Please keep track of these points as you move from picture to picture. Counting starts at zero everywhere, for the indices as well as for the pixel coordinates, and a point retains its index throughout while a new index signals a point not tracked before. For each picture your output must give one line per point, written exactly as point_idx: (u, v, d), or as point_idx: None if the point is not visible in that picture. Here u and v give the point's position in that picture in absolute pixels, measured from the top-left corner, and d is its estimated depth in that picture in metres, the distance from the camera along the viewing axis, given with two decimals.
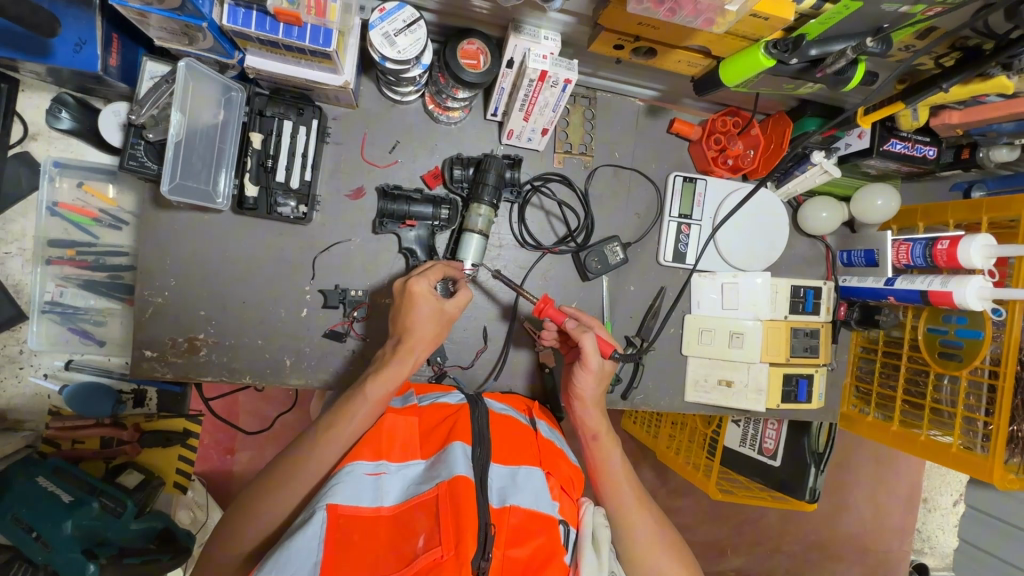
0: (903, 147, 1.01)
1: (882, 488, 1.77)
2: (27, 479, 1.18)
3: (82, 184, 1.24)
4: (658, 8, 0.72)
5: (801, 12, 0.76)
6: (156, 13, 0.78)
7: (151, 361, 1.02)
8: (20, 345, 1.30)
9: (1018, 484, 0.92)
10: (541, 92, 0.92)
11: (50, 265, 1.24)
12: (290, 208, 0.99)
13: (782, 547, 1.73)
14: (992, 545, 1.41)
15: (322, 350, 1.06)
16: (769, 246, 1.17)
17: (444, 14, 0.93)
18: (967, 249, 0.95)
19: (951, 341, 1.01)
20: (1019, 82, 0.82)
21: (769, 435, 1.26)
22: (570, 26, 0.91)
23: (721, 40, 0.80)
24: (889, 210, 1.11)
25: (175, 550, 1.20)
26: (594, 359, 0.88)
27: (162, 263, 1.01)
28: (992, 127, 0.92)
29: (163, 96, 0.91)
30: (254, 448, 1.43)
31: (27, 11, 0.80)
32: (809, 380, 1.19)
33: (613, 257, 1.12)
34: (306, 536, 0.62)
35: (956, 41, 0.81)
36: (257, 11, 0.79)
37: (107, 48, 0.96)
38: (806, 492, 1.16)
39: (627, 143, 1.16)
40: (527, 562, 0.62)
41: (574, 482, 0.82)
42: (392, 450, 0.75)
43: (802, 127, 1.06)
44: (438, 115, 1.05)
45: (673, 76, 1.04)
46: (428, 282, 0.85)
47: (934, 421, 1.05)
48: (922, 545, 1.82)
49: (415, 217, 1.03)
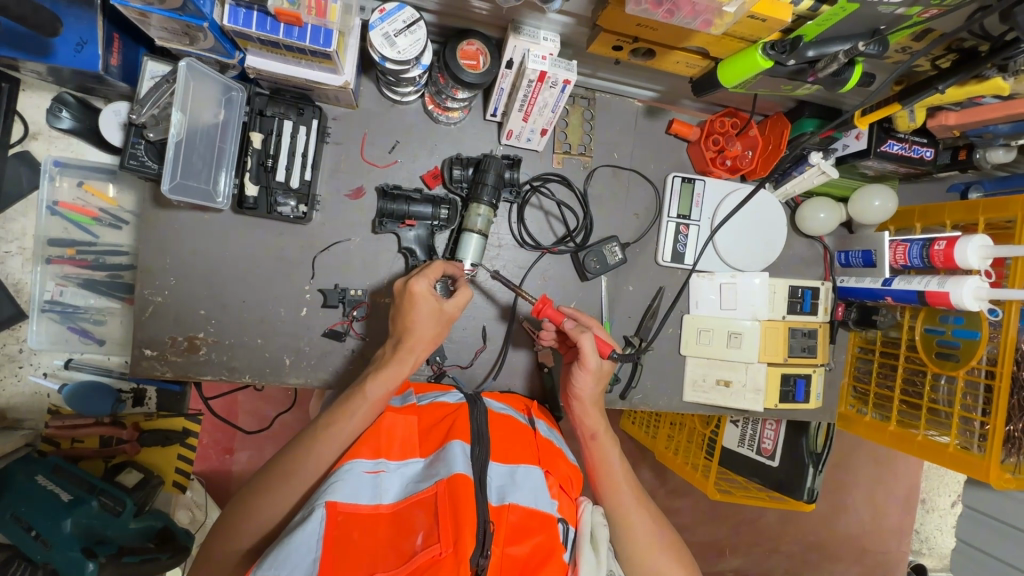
0: (900, 148, 1.01)
1: (880, 489, 1.77)
2: (27, 478, 1.19)
3: (82, 184, 1.24)
4: (656, 10, 0.72)
5: (798, 14, 0.77)
6: (157, 13, 0.79)
7: (150, 360, 1.02)
8: (20, 344, 1.30)
9: (1015, 484, 0.92)
10: (540, 92, 0.92)
11: (50, 264, 1.24)
12: (290, 208, 0.99)
13: (780, 547, 1.74)
14: (990, 545, 1.41)
15: (322, 349, 1.06)
16: (767, 246, 1.18)
17: (444, 15, 0.94)
18: (964, 250, 0.95)
19: (947, 341, 1.01)
20: (1015, 83, 0.83)
21: (768, 435, 1.26)
22: (569, 27, 0.91)
23: (719, 41, 0.80)
24: (886, 211, 1.12)
25: (173, 549, 1.20)
26: (593, 359, 0.89)
27: (162, 262, 1.01)
28: (989, 128, 0.92)
29: (164, 96, 0.91)
30: (253, 448, 1.43)
31: (28, 11, 0.81)
32: (807, 380, 1.19)
33: (612, 257, 1.13)
34: (306, 533, 0.62)
35: (952, 43, 0.82)
36: (258, 12, 0.79)
37: (108, 48, 0.96)
38: (803, 492, 1.16)
39: (626, 143, 1.16)
40: (526, 560, 0.62)
41: (573, 481, 0.82)
42: (392, 448, 0.76)
43: (800, 128, 1.06)
44: (438, 115, 1.05)
45: (671, 77, 1.04)
46: (428, 282, 0.86)
47: (932, 421, 1.05)
48: (920, 545, 1.82)
49: (414, 216, 1.03)
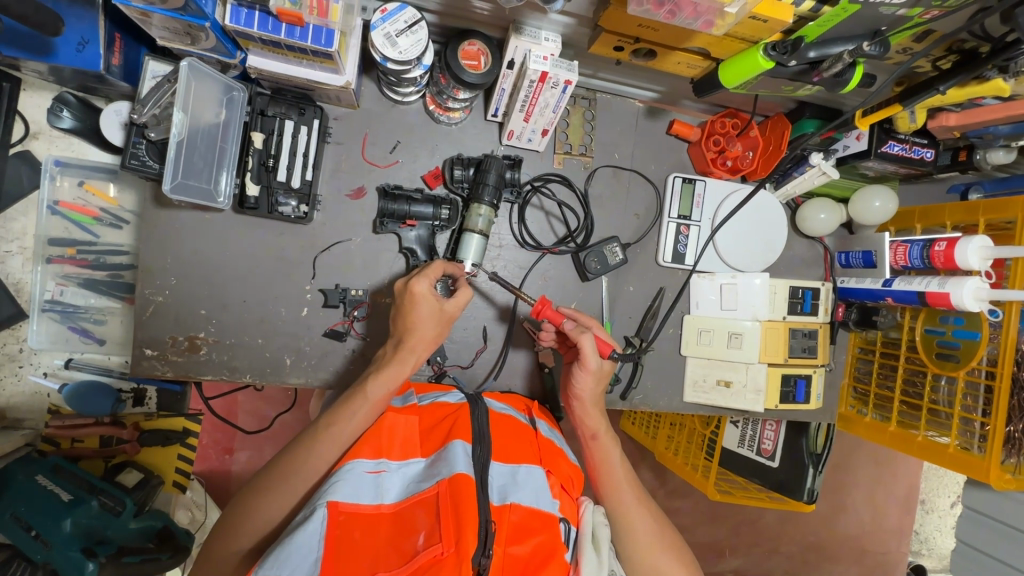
0: (900, 149, 1.01)
1: (880, 490, 1.77)
2: (27, 478, 1.19)
3: (83, 183, 1.24)
4: (658, 11, 0.72)
5: (799, 15, 0.77)
6: (159, 13, 0.79)
7: (151, 359, 1.02)
8: (20, 343, 1.30)
9: (1015, 484, 0.93)
10: (541, 93, 0.92)
11: (51, 264, 1.24)
12: (290, 208, 1.00)
13: (780, 547, 1.74)
14: (989, 546, 1.41)
15: (322, 349, 1.06)
16: (767, 247, 1.18)
17: (445, 15, 0.94)
18: (964, 251, 0.95)
19: (947, 342, 1.01)
20: (1015, 84, 0.83)
21: (768, 436, 1.26)
22: (570, 27, 0.91)
23: (720, 42, 0.81)
24: (886, 211, 1.12)
25: (173, 548, 1.19)
26: (593, 359, 0.89)
27: (163, 262, 1.01)
28: (989, 129, 0.92)
29: (165, 96, 0.91)
30: (253, 448, 1.43)
31: (30, 10, 0.81)
32: (807, 380, 1.20)
33: (612, 257, 1.13)
34: (306, 532, 0.62)
35: (953, 44, 0.82)
36: (259, 12, 0.79)
37: (109, 48, 0.96)
38: (803, 493, 1.16)
39: (626, 144, 1.16)
40: (527, 560, 0.62)
41: (574, 481, 0.82)
42: (392, 449, 0.76)
43: (800, 128, 1.06)
44: (439, 115, 1.05)
45: (672, 78, 1.04)
46: (429, 282, 0.86)
47: (932, 422, 1.05)
48: (920, 546, 1.82)
49: (415, 217, 1.03)
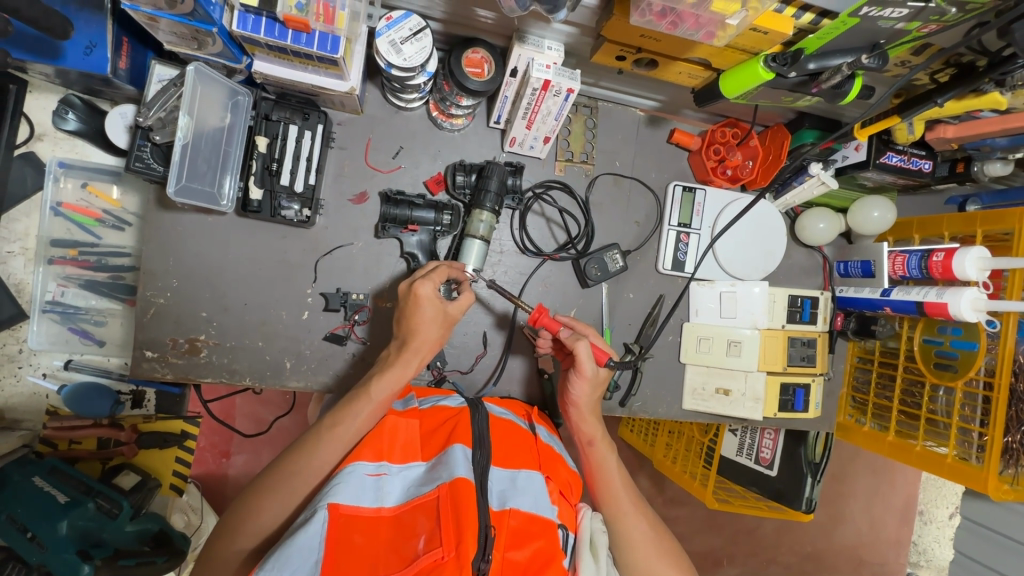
0: (898, 160, 1.02)
1: (878, 501, 1.78)
2: (23, 478, 1.18)
3: (87, 185, 1.25)
4: (660, 22, 0.73)
5: (799, 28, 0.78)
6: (167, 17, 0.80)
7: (151, 361, 1.02)
8: (20, 344, 1.30)
9: (1013, 495, 0.93)
10: (544, 100, 0.93)
11: (53, 264, 1.25)
12: (293, 211, 1.00)
13: (779, 556, 1.73)
14: (986, 556, 1.41)
15: (322, 353, 1.07)
16: (767, 256, 1.18)
17: (450, 23, 0.95)
18: (962, 262, 0.96)
19: (945, 352, 1.01)
20: (1013, 98, 0.84)
21: (766, 445, 1.25)
22: (573, 37, 0.92)
23: (721, 53, 0.82)
24: (884, 222, 1.13)
25: (169, 552, 1.21)
26: (589, 365, 0.88)
27: (163, 264, 1.02)
28: (987, 142, 0.94)
29: (171, 99, 0.92)
30: (250, 452, 1.46)
31: (40, 13, 0.82)
32: (806, 389, 1.20)
33: (613, 264, 1.13)
34: (306, 535, 0.63)
35: (951, 58, 0.83)
36: (266, 18, 0.80)
37: (117, 51, 0.98)
38: (803, 502, 1.15)
39: (627, 152, 1.17)
40: (527, 564, 0.63)
41: (572, 487, 0.83)
42: (393, 452, 0.76)
43: (800, 138, 1.07)
44: (441, 121, 1.07)
45: (674, 87, 1.06)
46: (432, 285, 0.86)
47: (930, 432, 1.05)
48: (917, 557, 1.81)
49: (416, 221, 1.04)
